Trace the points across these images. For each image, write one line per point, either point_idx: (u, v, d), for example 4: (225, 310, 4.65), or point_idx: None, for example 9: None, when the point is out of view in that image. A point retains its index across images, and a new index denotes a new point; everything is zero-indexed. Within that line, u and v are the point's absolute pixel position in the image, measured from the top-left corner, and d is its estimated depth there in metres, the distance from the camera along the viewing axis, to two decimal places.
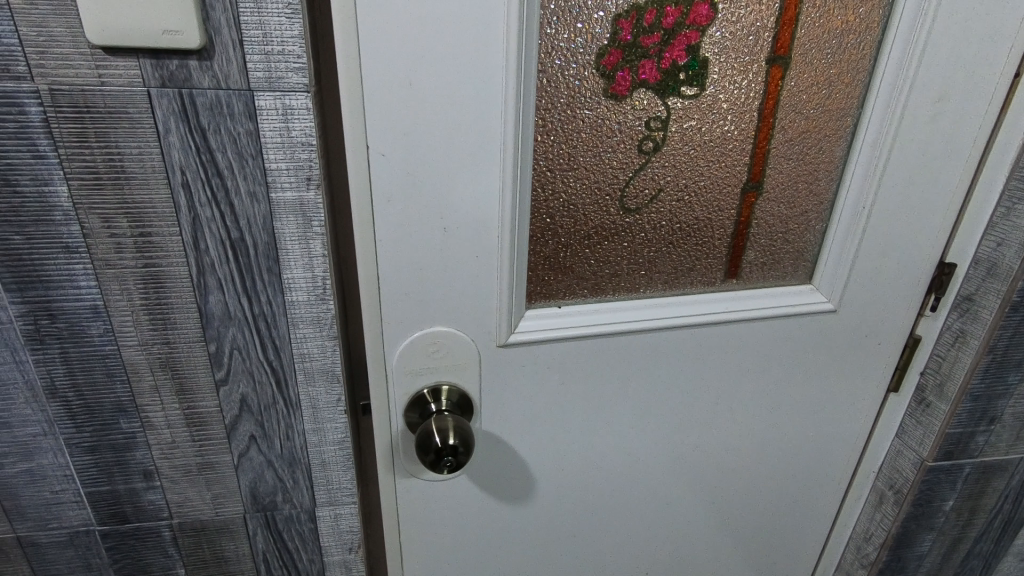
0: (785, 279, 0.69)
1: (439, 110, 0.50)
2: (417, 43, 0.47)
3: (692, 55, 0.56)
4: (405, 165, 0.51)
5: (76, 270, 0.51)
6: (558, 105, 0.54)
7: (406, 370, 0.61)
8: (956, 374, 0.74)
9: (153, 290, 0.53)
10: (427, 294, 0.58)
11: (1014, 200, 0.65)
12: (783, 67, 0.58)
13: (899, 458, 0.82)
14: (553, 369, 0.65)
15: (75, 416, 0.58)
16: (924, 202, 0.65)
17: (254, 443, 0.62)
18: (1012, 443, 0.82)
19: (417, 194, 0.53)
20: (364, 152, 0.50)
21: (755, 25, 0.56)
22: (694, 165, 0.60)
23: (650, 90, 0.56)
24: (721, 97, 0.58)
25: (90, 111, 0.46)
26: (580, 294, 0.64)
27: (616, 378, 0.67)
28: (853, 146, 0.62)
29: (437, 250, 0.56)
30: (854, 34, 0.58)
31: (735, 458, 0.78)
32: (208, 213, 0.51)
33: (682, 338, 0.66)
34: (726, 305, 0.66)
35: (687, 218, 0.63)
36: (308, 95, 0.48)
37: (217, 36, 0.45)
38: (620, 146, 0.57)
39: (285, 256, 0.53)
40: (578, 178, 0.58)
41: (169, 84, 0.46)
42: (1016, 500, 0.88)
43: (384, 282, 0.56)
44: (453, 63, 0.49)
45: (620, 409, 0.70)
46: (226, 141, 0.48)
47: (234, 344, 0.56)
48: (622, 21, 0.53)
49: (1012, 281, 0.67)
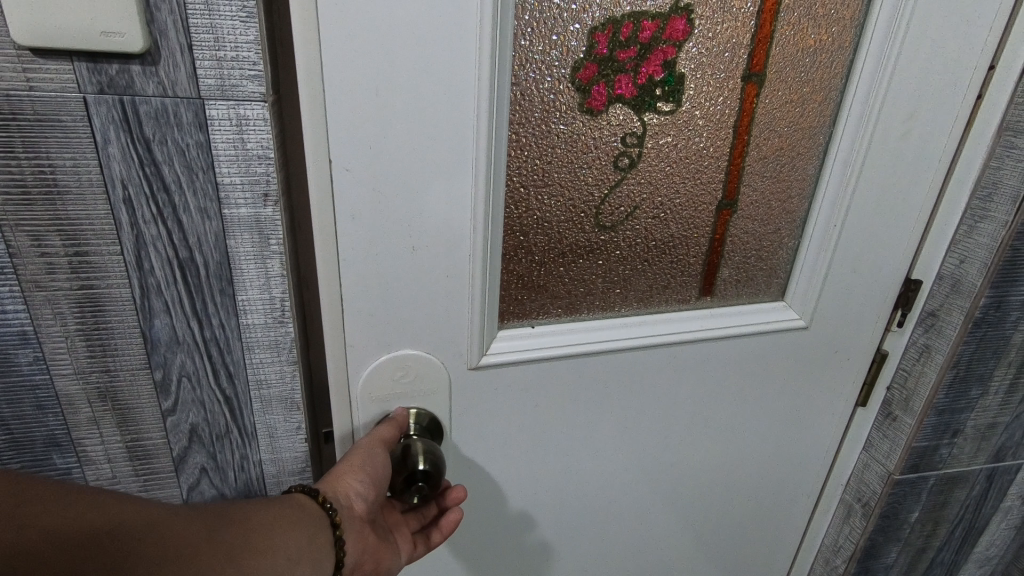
0: (757, 296, 0.69)
1: (407, 122, 0.47)
2: (384, 51, 0.44)
3: (668, 70, 0.55)
4: (371, 180, 0.48)
5: (0, 293, 0.46)
6: (533, 119, 0.52)
7: (372, 394, 0.58)
8: (921, 389, 0.75)
9: (90, 314, 0.48)
10: (394, 315, 0.54)
11: (976, 218, 0.66)
12: (757, 84, 0.58)
13: (866, 471, 0.83)
14: (526, 391, 0.62)
15: (1, 452, 0.52)
16: (893, 220, 0.66)
17: (205, 476, 0.57)
18: (974, 454, 0.83)
19: (384, 211, 0.50)
20: (327, 166, 0.47)
21: (730, 41, 0.56)
22: (670, 181, 0.59)
23: (626, 106, 0.55)
24: (697, 113, 0.57)
25: (17, 118, 0.41)
26: (554, 313, 0.62)
27: (590, 399, 0.66)
28: (824, 165, 0.62)
29: (405, 269, 0.53)
30: (827, 53, 0.59)
31: (708, 476, 0.77)
32: (153, 231, 0.46)
33: (657, 357, 0.65)
34: (702, 323, 0.65)
35: (662, 235, 0.62)
36: (265, 105, 0.44)
37: (163, 39, 0.41)
38: (595, 162, 0.56)
39: (239, 276, 0.49)
40: (552, 195, 0.56)
41: (108, 90, 0.42)
42: (976, 509, 0.90)
43: (348, 303, 0.53)
44: (423, 74, 0.46)
45: (594, 430, 0.68)
46: (173, 153, 0.44)
47: (182, 371, 0.52)
48: (598, 34, 0.52)
49: (974, 297, 0.68)
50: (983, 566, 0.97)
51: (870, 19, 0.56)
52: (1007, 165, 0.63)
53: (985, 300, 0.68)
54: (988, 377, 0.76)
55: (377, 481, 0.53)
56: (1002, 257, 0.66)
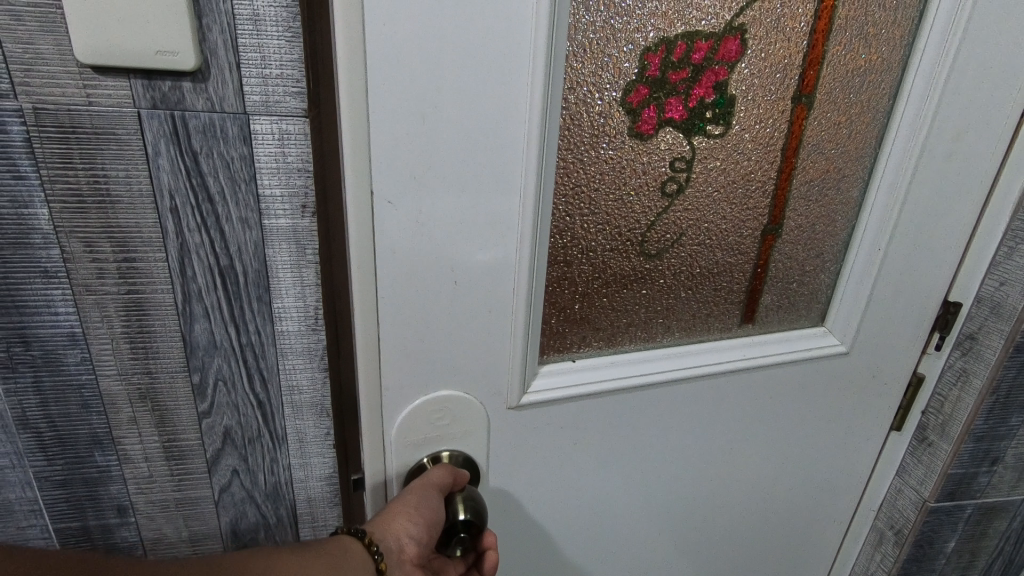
0: (796, 320, 0.69)
1: (452, 153, 0.46)
2: (434, 81, 0.44)
3: (719, 92, 0.55)
4: (414, 212, 0.47)
5: (54, 296, 0.49)
6: (581, 146, 0.52)
7: (408, 439, 0.56)
8: (958, 414, 0.73)
9: (135, 317, 0.50)
10: (431, 349, 0.53)
11: (1017, 240, 0.65)
12: (807, 106, 0.58)
13: (899, 498, 0.81)
14: (565, 425, 0.61)
15: (47, 448, 0.55)
16: (936, 243, 0.65)
17: (237, 478, 0.59)
18: (1015, 484, 0.80)
19: (426, 244, 0.49)
20: (370, 200, 0.46)
21: (783, 62, 0.56)
22: (716, 205, 0.60)
23: (676, 128, 0.55)
24: (746, 135, 0.58)
25: (76, 131, 0.44)
26: (594, 345, 0.62)
27: (629, 433, 0.64)
28: (869, 189, 0.62)
29: (447, 304, 0.51)
30: (875, 74, 0.59)
31: (743, 507, 0.75)
32: (197, 239, 0.48)
33: (698, 388, 0.64)
34: (743, 352, 0.65)
35: (706, 262, 0.62)
36: (306, 120, 0.46)
37: (213, 57, 0.43)
38: (643, 189, 0.56)
39: (276, 284, 0.51)
40: (599, 224, 0.56)
41: (160, 105, 0.44)
42: (1017, 542, 0.86)
43: (385, 341, 0.51)
44: (471, 103, 0.45)
45: (630, 464, 0.66)
46: (218, 166, 0.46)
47: (219, 374, 0.54)
48: (650, 55, 0.52)
49: (1016, 321, 0.67)
50: None
51: (919, 42, 0.56)
52: None
53: None
54: None
55: (431, 522, 0.51)
56: None
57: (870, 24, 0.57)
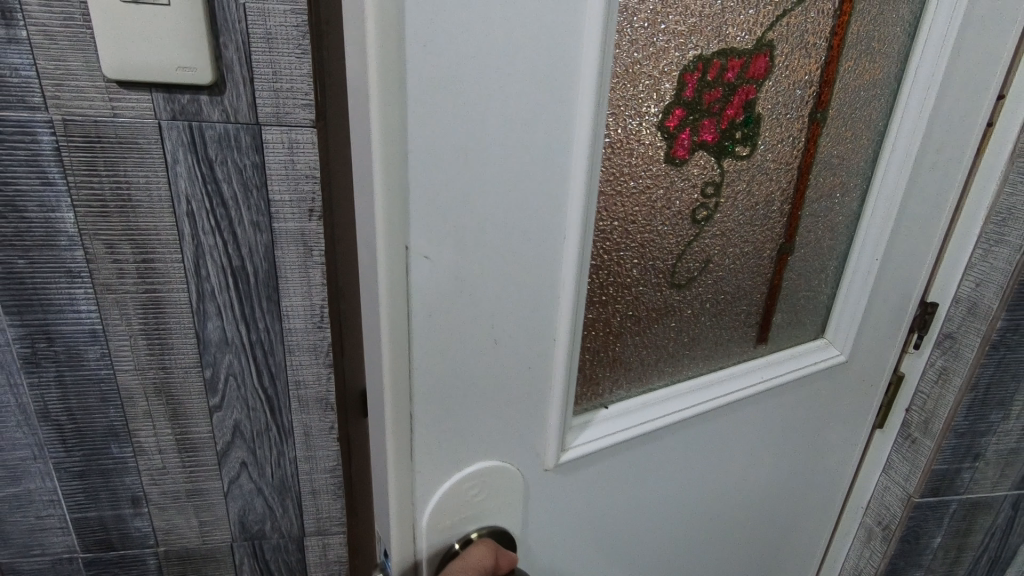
0: (800, 334, 0.71)
1: (494, 185, 0.35)
2: (473, 91, 0.32)
3: (747, 112, 0.56)
4: (453, 266, 0.36)
5: (77, 295, 0.52)
6: (621, 173, 0.48)
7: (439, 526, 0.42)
8: (940, 411, 0.76)
9: (151, 315, 0.54)
10: (463, 431, 0.41)
11: (991, 242, 0.68)
12: (821, 121, 0.61)
13: (886, 494, 0.83)
14: (600, 485, 0.53)
15: (67, 440, 0.58)
16: (915, 247, 0.68)
17: (246, 470, 0.62)
18: (997, 480, 0.83)
19: (468, 306, 0.37)
20: (402, 255, 0.34)
21: (803, 79, 0.58)
22: (740, 228, 0.60)
23: (708, 151, 0.54)
24: (768, 153, 0.59)
25: (102, 141, 0.47)
26: (622, 387, 0.56)
27: (660, 479, 0.58)
28: (869, 202, 0.65)
29: (482, 375, 0.40)
30: (872, 89, 0.63)
31: (748, 533, 0.73)
32: (211, 241, 0.52)
33: (722, 418, 0.62)
34: (761, 374, 0.65)
35: (731, 286, 0.63)
36: (313, 130, 0.50)
37: (229, 73, 0.47)
38: (677, 217, 0.54)
39: (284, 284, 0.54)
40: (633, 256, 0.52)
41: (179, 117, 0.47)
42: (1003, 537, 0.88)
43: (418, 426, 0.39)
44: (519, 115, 0.34)
45: (656, 513, 0.60)
46: (232, 173, 0.50)
47: (230, 370, 0.57)
48: (687, 75, 0.50)
49: (991, 320, 0.70)
50: None
51: (914, 57, 0.59)
52: (1020, 190, 0.65)
53: (1002, 323, 0.70)
54: (1008, 400, 0.76)
55: None
56: (1017, 280, 0.67)
57: (863, 41, 0.60)
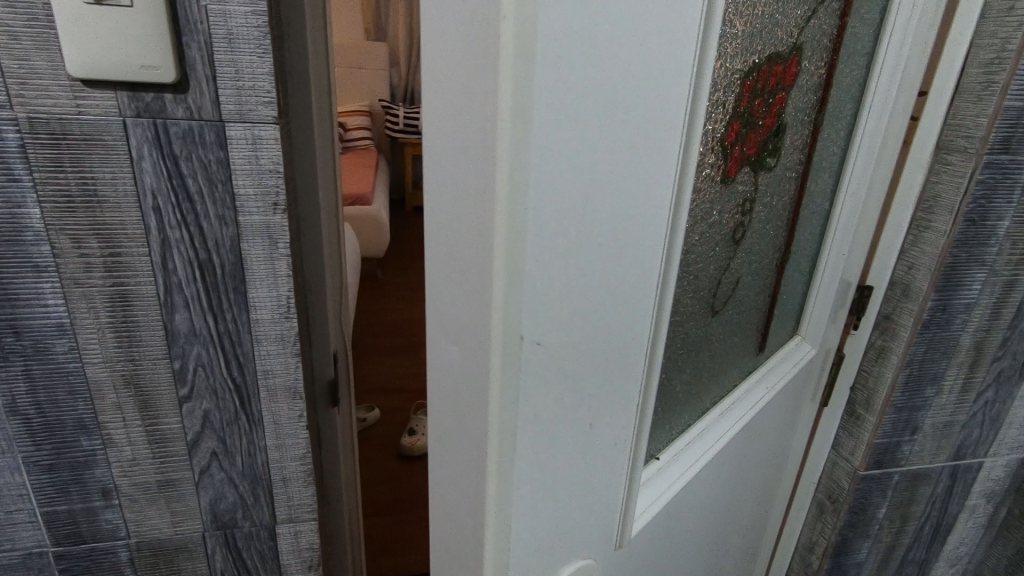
0: (781, 337, 0.77)
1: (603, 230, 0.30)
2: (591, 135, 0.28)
3: (777, 120, 0.59)
4: (562, 346, 0.32)
5: (44, 289, 0.53)
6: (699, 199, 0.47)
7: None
8: (879, 388, 0.81)
9: (120, 308, 0.55)
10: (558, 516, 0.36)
11: (921, 229, 0.73)
12: (819, 126, 0.66)
13: (835, 469, 0.88)
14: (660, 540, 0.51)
15: (35, 434, 0.58)
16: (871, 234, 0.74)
17: (216, 460, 0.63)
18: (935, 452, 0.88)
19: (573, 379, 0.33)
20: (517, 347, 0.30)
21: (808, 89, 0.62)
22: (760, 242, 0.64)
23: (751, 163, 0.56)
24: (785, 162, 0.63)
25: (67, 138, 0.49)
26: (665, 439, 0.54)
27: (697, 514, 0.59)
28: (836, 204, 0.72)
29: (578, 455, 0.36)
30: (843, 97, 0.68)
31: (737, 535, 0.78)
32: (178, 235, 0.53)
33: (741, 437, 0.65)
34: (765, 387, 0.70)
35: (749, 301, 0.67)
36: (276, 127, 0.52)
37: (192, 71, 0.49)
38: (724, 237, 0.55)
39: (251, 275, 0.56)
40: (693, 287, 0.52)
41: (143, 114, 0.49)
42: (942, 506, 0.94)
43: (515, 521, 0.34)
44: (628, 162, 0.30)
45: (688, 549, 0.61)
46: (197, 168, 0.52)
47: (199, 361, 0.59)
48: (746, 85, 0.49)
49: (922, 300, 0.74)
50: (955, 565, 1.01)
51: (876, 69, 0.65)
52: (943, 179, 0.71)
53: (932, 303, 0.74)
54: (942, 376, 0.81)
55: None
56: (944, 264, 0.72)
57: (846, 53, 0.65)
